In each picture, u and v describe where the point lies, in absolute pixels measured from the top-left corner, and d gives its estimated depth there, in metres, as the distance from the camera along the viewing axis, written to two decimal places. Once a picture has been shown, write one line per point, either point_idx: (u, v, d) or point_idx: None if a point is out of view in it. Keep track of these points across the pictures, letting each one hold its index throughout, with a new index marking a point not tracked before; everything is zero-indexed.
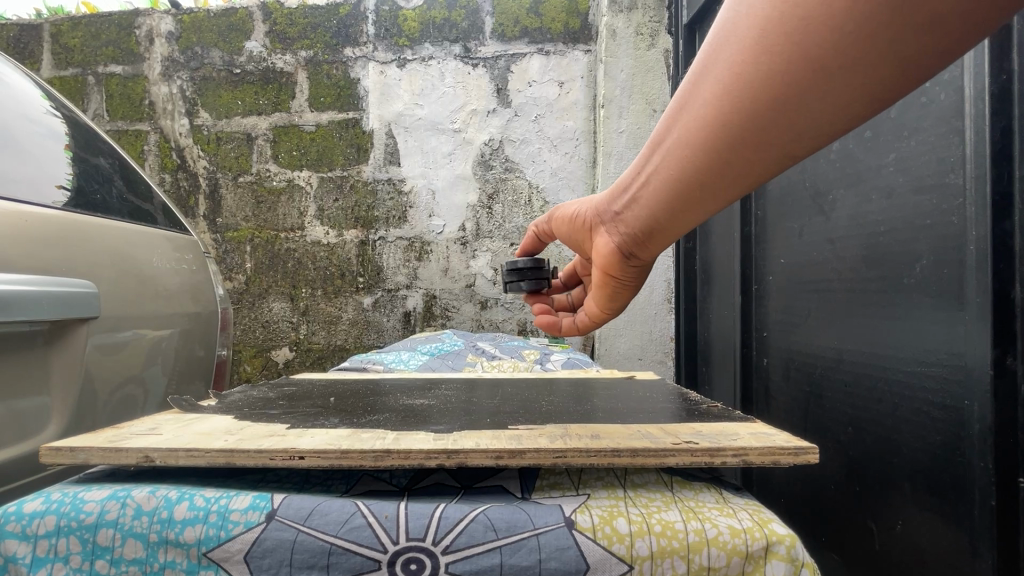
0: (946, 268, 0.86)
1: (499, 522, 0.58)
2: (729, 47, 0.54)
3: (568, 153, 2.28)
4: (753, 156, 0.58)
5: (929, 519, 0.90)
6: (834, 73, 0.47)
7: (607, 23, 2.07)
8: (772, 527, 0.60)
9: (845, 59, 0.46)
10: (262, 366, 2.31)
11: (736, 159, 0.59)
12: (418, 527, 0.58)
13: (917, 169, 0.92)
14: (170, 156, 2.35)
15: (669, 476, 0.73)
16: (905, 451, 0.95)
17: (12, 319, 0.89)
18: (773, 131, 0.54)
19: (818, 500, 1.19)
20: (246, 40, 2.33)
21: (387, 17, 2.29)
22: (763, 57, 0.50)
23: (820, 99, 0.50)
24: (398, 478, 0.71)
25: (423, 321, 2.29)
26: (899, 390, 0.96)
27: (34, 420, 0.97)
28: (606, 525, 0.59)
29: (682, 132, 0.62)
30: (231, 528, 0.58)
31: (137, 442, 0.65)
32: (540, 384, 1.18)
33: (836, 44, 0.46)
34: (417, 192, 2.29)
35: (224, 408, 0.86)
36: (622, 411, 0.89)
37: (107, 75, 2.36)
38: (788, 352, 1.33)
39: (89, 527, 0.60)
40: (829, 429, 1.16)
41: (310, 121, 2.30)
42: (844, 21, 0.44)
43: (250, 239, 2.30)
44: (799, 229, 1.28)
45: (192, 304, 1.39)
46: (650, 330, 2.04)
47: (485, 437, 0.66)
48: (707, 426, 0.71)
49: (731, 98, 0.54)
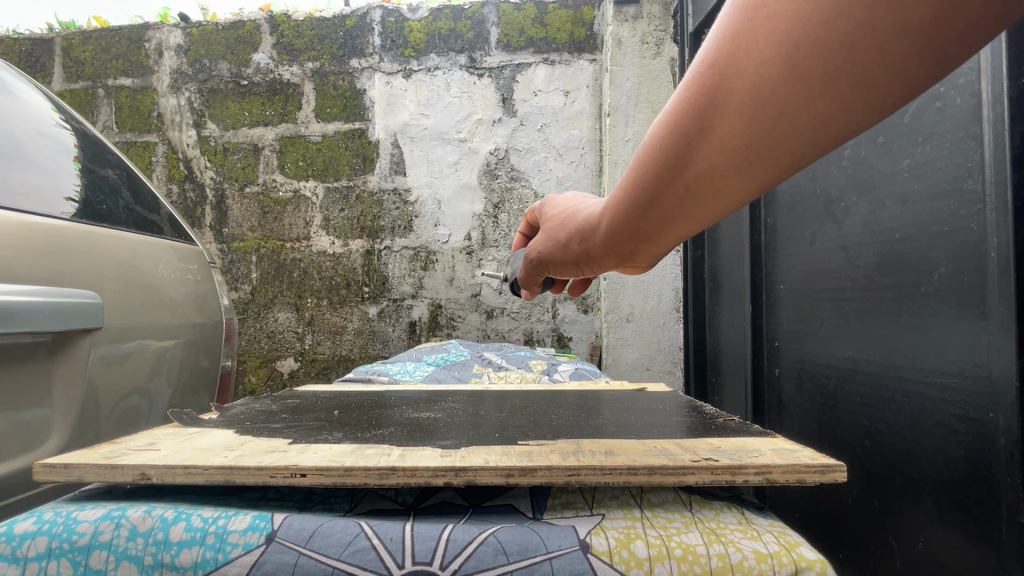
0: (966, 276, 0.83)
1: (510, 545, 0.56)
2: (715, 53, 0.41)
3: (574, 162, 2.27)
4: (734, 189, 0.46)
5: (954, 537, 0.87)
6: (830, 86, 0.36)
7: (613, 32, 2.07)
8: (800, 551, 0.57)
9: (812, 61, 0.36)
10: (267, 377, 2.29)
11: (718, 192, 0.47)
12: (425, 549, 0.55)
13: (933, 175, 0.89)
14: (177, 167, 2.36)
15: (687, 495, 0.70)
16: (927, 466, 0.91)
17: (16, 331, 0.89)
18: (758, 160, 0.43)
19: (834, 516, 1.15)
20: (253, 52, 2.34)
21: (393, 28, 2.30)
22: (759, 60, 0.38)
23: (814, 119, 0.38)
24: (404, 496, 0.69)
25: (429, 331, 2.27)
26: (920, 402, 0.93)
27: (33, 434, 0.95)
28: (623, 548, 0.57)
29: (651, 160, 0.49)
30: (229, 550, 0.56)
31: (134, 458, 0.63)
32: (548, 396, 1.15)
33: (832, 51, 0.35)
34: (423, 201, 2.29)
35: (226, 422, 0.85)
36: (634, 425, 0.86)
37: (117, 87, 2.38)
38: (801, 362, 1.30)
39: (81, 549, 0.58)
40: (846, 442, 1.12)
41: (316, 132, 2.31)
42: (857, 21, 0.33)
43: (256, 249, 2.30)
44: (811, 236, 1.26)
45: (197, 314, 1.38)
46: (658, 341, 2.03)
47: (494, 454, 0.63)
48: (725, 442, 0.69)
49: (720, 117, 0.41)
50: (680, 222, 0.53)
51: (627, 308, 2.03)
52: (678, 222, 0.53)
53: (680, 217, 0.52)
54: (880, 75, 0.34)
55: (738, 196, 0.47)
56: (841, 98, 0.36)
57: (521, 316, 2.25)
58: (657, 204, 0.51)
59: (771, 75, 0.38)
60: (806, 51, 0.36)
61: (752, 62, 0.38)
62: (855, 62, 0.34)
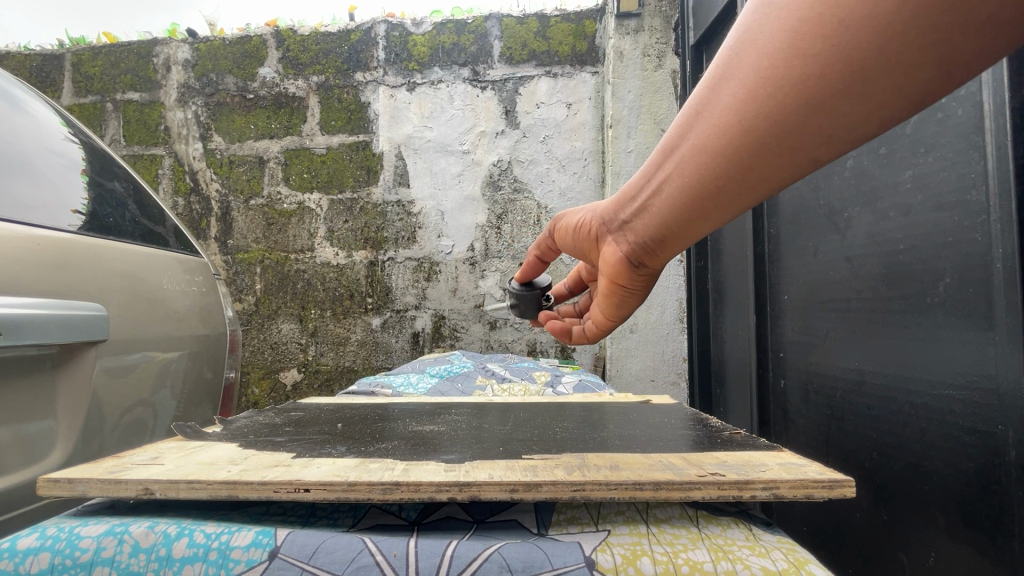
0: (972, 287, 0.83)
1: (514, 561, 0.55)
2: (768, 47, 0.51)
3: (576, 174, 2.28)
4: (769, 168, 0.57)
5: (964, 551, 0.85)
6: (861, 77, 0.46)
7: (615, 45, 2.09)
8: (810, 568, 0.56)
9: (839, 60, 0.46)
10: (270, 388, 2.29)
11: (755, 168, 0.58)
12: (428, 566, 0.55)
13: (936, 185, 0.89)
14: (184, 179, 2.38)
15: (694, 510, 0.69)
16: (936, 478, 0.90)
17: (23, 343, 0.90)
18: (791, 142, 0.53)
19: (842, 530, 1.14)
20: (259, 66, 2.38)
21: (397, 42, 2.33)
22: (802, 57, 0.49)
23: (839, 110, 0.49)
24: (407, 512, 0.68)
25: (432, 342, 2.27)
26: (927, 413, 0.92)
27: (38, 446, 0.95)
28: (629, 565, 0.56)
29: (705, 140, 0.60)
30: (231, 566, 0.56)
31: (138, 473, 0.63)
32: (552, 409, 1.15)
33: (861, 53, 0.45)
34: (426, 213, 2.30)
35: (230, 436, 0.84)
36: (639, 438, 0.85)
37: (125, 101, 2.41)
38: (807, 374, 1.29)
39: (82, 566, 0.57)
40: (853, 454, 1.11)
41: (321, 144, 2.33)
42: (883, 32, 0.43)
43: (260, 261, 2.32)
44: (814, 247, 1.25)
45: (202, 326, 1.38)
46: (662, 351, 2.02)
47: (499, 468, 0.63)
48: (731, 457, 0.68)
49: (765, 103, 0.52)
50: (727, 198, 0.63)
51: (630, 319, 2.03)
52: (721, 198, 0.64)
53: (727, 192, 0.62)
54: (910, 70, 0.44)
55: (779, 173, 0.57)
56: (876, 86, 0.46)
57: (524, 327, 2.24)
58: (709, 179, 0.62)
59: (816, 71, 0.48)
60: (842, 53, 0.46)
61: (801, 61, 0.49)
62: (885, 59, 0.44)
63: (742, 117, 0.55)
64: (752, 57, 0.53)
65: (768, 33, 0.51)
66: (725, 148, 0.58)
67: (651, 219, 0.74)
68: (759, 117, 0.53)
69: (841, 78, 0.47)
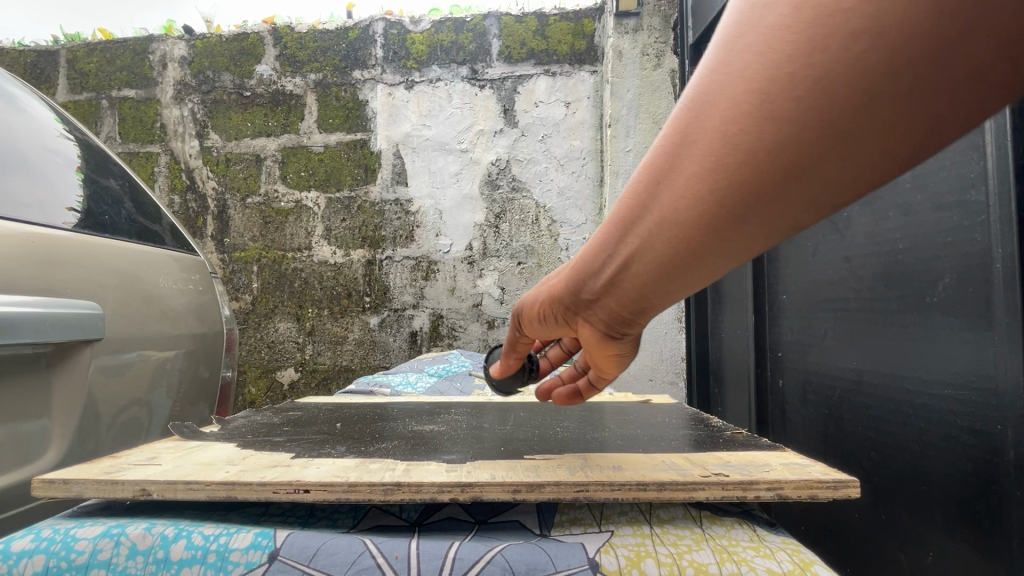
0: (971, 287, 0.83)
1: (517, 564, 0.54)
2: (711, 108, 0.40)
3: (575, 173, 2.27)
4: (720, 253, 0.45)
5: (963, 551, 0.85)
6: (836, 143, 0.36)
7: (614, 44, 2.08)
8: (815, 570, 0.56)
9: (810, 121, 0.35)
10: (267, 388, 2.28)
11: (704, 253, 0.46)
12: (431, 568, 0.54)
13: (936, 186, 0.89)
14: (180, 177, 2.37)
15: (697, 511, 0.69)
16: (934, 478, 0.90)
17: (19, 342, 0.89)
18: (746, 225, 0.42)
19: (840, 529, 1.14)
20: (256, 64, 2.36)
21: (395, 40, 2.32)
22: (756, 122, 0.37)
23: (806, 184, 0.38)
24: (408, 513, 0.67)
25: (430, 341, 2.26)
26: (926, 413, 0.92)
27: (33, 446, 0.94)
28: (633, 568, 0.56)
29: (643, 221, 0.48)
30: (230, 569, 0.55)
31: (135, 473, 0.63)
32: (553, 408, 1.14)
33: (835, 113, 0.34)
34: (424, 212, 2.29)
35: (228, 435, 0.84)
36: (640, 437, 0.85)
37: (121, 98, 2.39)
38: (805, 373, 1.29)
39: (78, 569, 0.56)
40: (852, 454, 1.11)
41: (319, 143, 2.32)
42: (860, 86, 0.33)
43: (257, 259, 2.30)
44: (813, 247, 1.25)
45: (199, 324, 1.37)
46: (660, 351, 2.01)
47: (502, 469, 0.62)
48: (734, 457, 0.68)
49: (714, 179, 0.41)
50: (671, 283, 0.51)
51: None
52: (665, 283, 0.52)
53: (671, 278, 0.50)
54: (892, 130, 0.35)
55: (733, 256, 0.46)
56: (853, 151, 0.36)
57: None
58: (651, 263, 0.50)
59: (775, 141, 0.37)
60: (809, 116, 0.35)
61: (756, 130, 0.37)
62: (865, 118, 0.34)
63: (689, 193, 0.43)
64: (692, 121, 0.41)
65: (710, 92, 0.40)
66: (667, 230, 0.46)
67: (600, 301, 0.60)
68: (707, 194, 0.42)
69: (843, 124, 0.35)
